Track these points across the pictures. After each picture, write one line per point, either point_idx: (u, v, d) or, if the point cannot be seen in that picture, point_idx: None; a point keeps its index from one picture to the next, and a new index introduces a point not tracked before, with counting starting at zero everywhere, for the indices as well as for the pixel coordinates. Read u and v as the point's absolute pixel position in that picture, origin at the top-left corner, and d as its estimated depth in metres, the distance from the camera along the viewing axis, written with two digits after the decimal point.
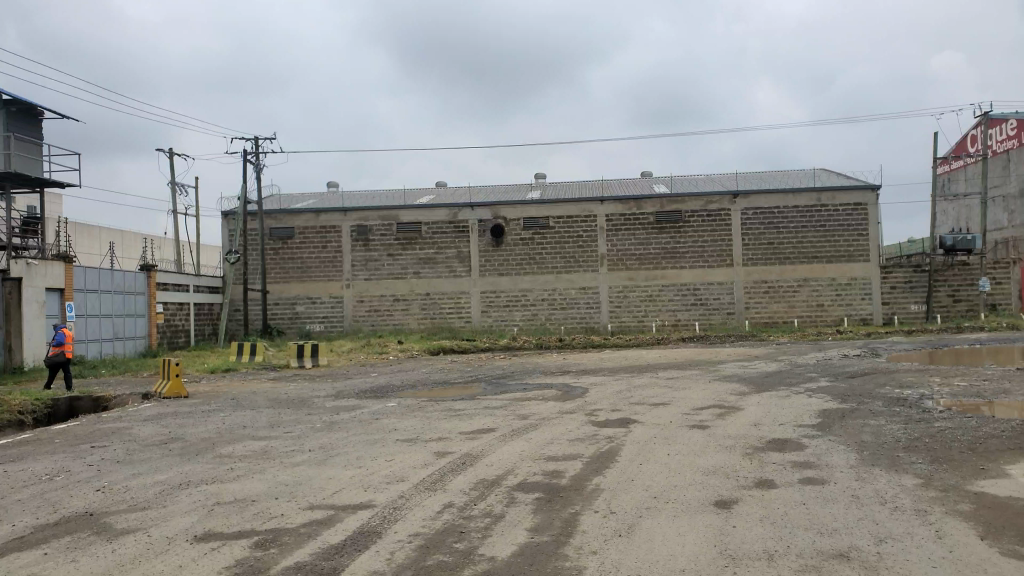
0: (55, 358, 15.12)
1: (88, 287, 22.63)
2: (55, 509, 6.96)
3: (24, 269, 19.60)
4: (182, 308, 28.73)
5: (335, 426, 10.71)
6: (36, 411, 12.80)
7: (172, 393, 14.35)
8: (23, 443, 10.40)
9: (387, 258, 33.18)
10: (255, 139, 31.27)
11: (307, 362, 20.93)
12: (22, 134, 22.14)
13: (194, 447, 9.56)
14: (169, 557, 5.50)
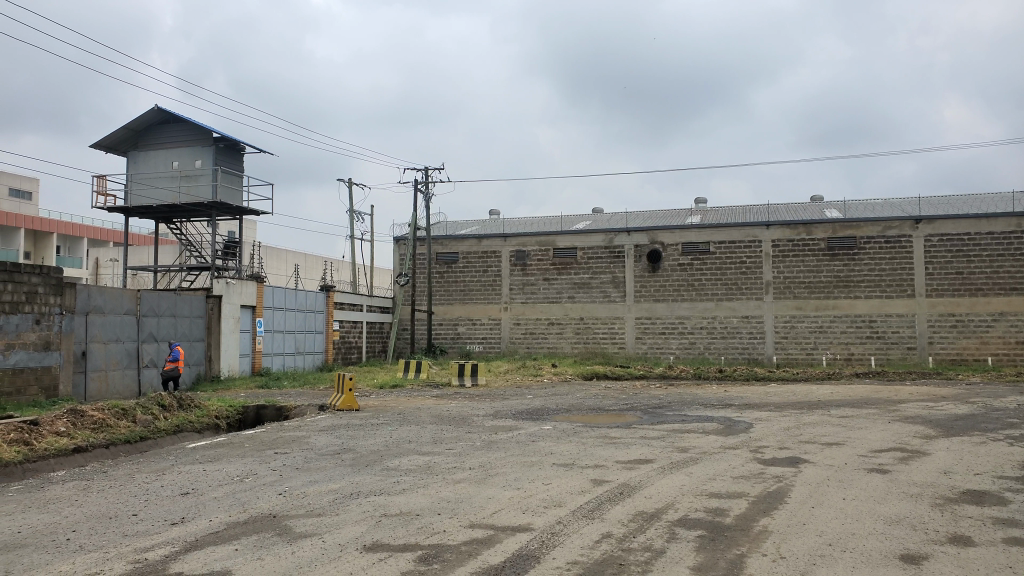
0: (170, 371, 16.09)
1: (276, 304, 24.57)
2: (245, 508, 7.57)
3: (224, 287, 21.73)
4: (356, 326, 30.52)
5: (494, 446, 10.90)
6: (230, 417, 14.09)
7: (345, 406, 15.23)
8: (220, 445, 11.46)
9: (543, 282, 33.59)
10: (424, 168, 32.78)
11: (467, 380, 21.54)
12: (228, 167, 24.56)
13: (364, 459, 10.09)
14: (341, 563, 5.80)
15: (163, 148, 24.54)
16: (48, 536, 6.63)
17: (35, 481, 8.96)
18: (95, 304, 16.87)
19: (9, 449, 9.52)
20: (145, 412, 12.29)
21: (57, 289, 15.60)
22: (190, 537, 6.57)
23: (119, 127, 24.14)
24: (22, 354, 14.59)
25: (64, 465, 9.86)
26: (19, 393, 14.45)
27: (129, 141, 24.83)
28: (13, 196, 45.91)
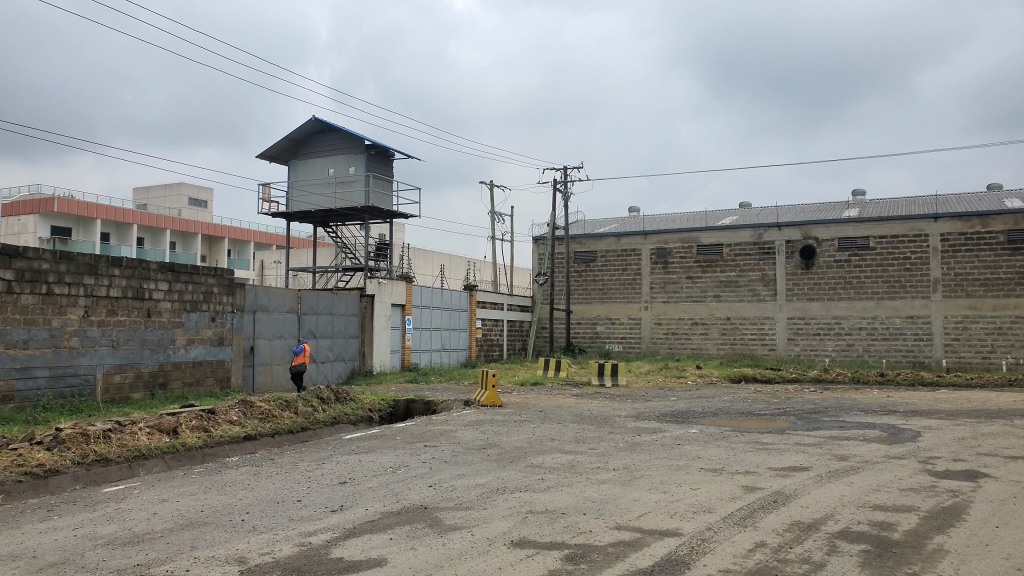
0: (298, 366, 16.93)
1: (423, 303, 25.45)
2: (397, 498, 7.89)
3: (376, 287, 22.75)
4: (497, 324, 31.08)
5: (638, 447, 10.73)
6: (382, 410, 14.73)
7: (489, 402, 15.53)
8: (373, 436, 12.01)
9: (685, 281, 32.77)
10: (565, 168, 32.85)
11: (608, 380, 21.37)
12: (379, 172, 25.69)
13: (509, 455, 10.23)
14: (490, 558, 5.89)
15: (320, 157, 26.06)
16: (226, 516, 7.19)
17: (214, 464, 9.78)
18: (261, 303, 18.11)
19: (192, 434, 10.43)
20: (306, 404, 13.11)
21: (229, 289, 16.91)
22: (348, 525, 6.92)
23: (282, 138, 25.89)
24: (200, 348, 15.99)
25: (237, 451, 10.69)
26: (198, 383, 15.94)
27: (290, 151, 26.58)
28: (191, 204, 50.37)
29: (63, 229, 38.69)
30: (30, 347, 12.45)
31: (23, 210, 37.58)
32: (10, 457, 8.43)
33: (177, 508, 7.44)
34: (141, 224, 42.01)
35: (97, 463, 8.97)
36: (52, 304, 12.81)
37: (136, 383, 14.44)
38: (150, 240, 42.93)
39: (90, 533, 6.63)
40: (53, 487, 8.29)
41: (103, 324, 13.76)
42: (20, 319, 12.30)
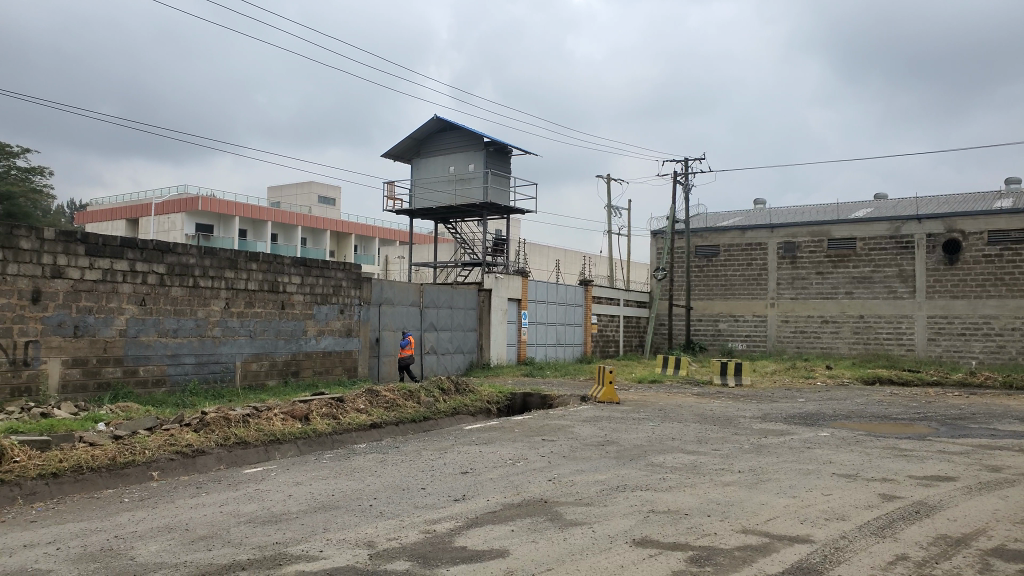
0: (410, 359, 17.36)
1: (539, 298, 25.57)
2: (517, 491, 7.95)
3: (494, 282, 23.04)
4: (614, 320, 30.82)
5: (764, 450, 10.33)
6: (500, 402, 14.90)
7: (607, 399, 15.40)
8: (492, 428, 12.17)
9: (815, 277, 31.32)
10: (686, 160, 32.10)
11: (730, 380, 20.73)
12: (498, 169, 25.99)
13: (629, 452, 10.11)
14: (611, 555, 5.84)
15: (441, 155, 26.68)
16: (355, 501, 7.49)
17: (342, 450, 10.22)
18: (386, 296, 18.72)
19: (322, 421, 10.93)
20: (428, 394, 13.45)
21: (356, 283, 17.58)
22: (470, 514, 7.04)
23: (405, 138, 26.71)
24: (329, 339, 16.74)
25: (363, 438, 11.11)
26: (327, 372, 16.70)
27: (413, 150, 27.39)
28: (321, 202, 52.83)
29: (207, 226, 41.53)
30: (178, 336, 13.42)
31: (172, 209, 40.63)
32: (162, 437, 9.11)
33: (310, 491, 7.81)
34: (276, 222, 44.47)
35: (237, 445, 9.55)
36: (198, 296, 13.74)
37: (271, 370, 15.31)
38: (283, 237, 45.50)
39: (233, 510, 7.08)
40: (199, 466, 8.90)
41: (242, 315, 14.65)
42: (170, 310, 13.27)
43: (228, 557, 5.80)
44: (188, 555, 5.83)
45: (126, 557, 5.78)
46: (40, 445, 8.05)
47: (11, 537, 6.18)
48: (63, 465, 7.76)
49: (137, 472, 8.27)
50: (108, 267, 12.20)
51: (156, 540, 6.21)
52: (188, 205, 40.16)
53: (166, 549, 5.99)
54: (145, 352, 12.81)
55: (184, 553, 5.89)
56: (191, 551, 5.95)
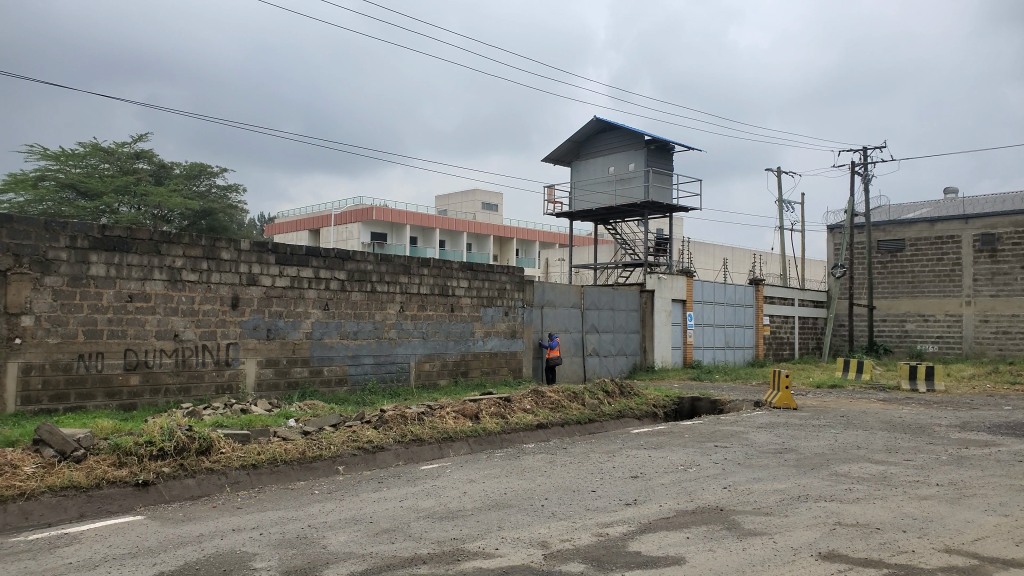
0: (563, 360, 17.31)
1: (705, 299, 24.81)
2: (691, 497, 7.71)
3: (656, 283, 22.64)
4: (787, 321, 29.31)
5: (966, 463, 9.38)
6: (667, 406, 14.58)
7: (782, 404, 14.65)
8: (662, 433, 11.92)
9: (1020, 272, 28.20)
10: (864, 149, 29.99)
11: (921, 385, 19.09)
12: (659, 167, 25.49)
13: (810, 461, 9.53)
14: (796, 569, 5.50)
15: (601, 156, 26.61)
16: (527, 500, 7.58)
17: (512, 450, 10.38)
18: (549, 298, 18.84)
19: (491, 420, 11.17)
20: (593, 396, 13.41)
21: (519, 285, 17.85)
22: (643, 520, 6.91)
23: (565, 141, 26.94)
24: (495, 340, 17.13)
25: (531, 438, 11.24)
26: (494, 372, 17.09)
27: (572, 152, 27.59)
28: (484, 208, 54.31)
29: (380, 234, 43.97)
30: (358, 337, 14.23)
31: (349, 219, 43.37)
32: (346, 433, 9.67)
33: (484, 489, 7.99)
34: (443, 229, 46.25)
35: (414, 442, 9.96)
36: (375, 300, 14.51)
37: (443, 370, 15.90)
38: (449, 243, 47.21)
39: (413, 505, 7.38)
40: (379, 462, 9.36)
41: (415, 318, 15.31)
42: (350, 313, 14.11)
43: (410, 551, 6.05)
44: (373, 547, 6.14)
45: (318, 546, 6.18)
46: (241, 438, 8.79)
47: (220, 521, 6.79)
48: (260, 458, 8.43)
49: (325, 466, 8.83)
50: (295, 274, 13.16)
51: (345, 531, 6.59)
52: (363, 215, 42.72)
53: (353, 540, 6.34)
54: (329, 353, 13.70)
55: (370, 545, 6.21)
56: (375, 543, 6.26)
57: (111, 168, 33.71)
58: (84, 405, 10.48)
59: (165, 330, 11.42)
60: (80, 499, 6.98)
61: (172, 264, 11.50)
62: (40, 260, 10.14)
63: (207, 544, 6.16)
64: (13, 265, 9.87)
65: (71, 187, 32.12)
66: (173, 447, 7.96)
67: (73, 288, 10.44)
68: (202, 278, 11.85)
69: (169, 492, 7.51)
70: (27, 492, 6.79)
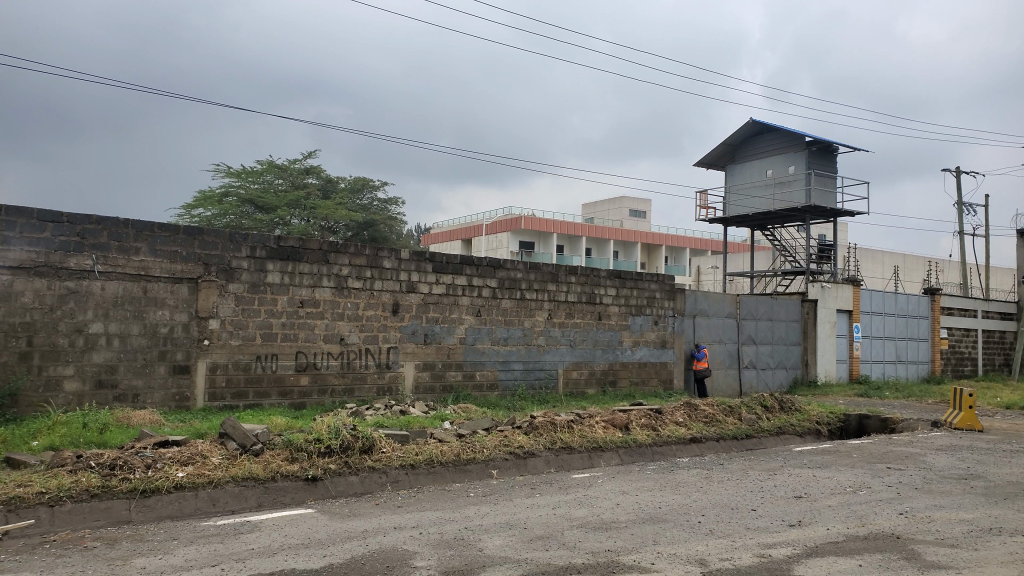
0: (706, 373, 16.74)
1: (873, 309, 23.19)
2: (863, 522, 7.18)
3: (819, 292, 21.44)
4: (969, 334, 26.81)
5: None
6: (831, 424, 13.71)
7: (965, 425, 13.39)
8: (827, 452, 11.23)
9: None
10: None
11: None
12: (822, 169, 24.14)
13: (1002, 490, 8.61)
14: None
15: (758, 159, 25.63)
16: (684, 516, 7.36)
17: (665, 463, 10.13)
18: (701, 307, 18.27)
19: (642, 431, 10.97)
20: (750, 410, 12.87)
21: (671, 294, 17.46)
22: (809, 543, 6.51)
23: (719, 144, 26.22)
24: (645, 350, 16.87)
25: (684, 452, 10.92)
26: (644, 383, 16.83)
27: (727, 156, 26.80)
28: (633, 215, 53.67)
29: (530, 243, 44.61)
30: (508, 344, 14.46)
31: (500, 228, 44.36)
32: (498, 437, 9.83)
33: (637, 501, 7.85)
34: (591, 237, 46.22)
35: (564, 449, 9.95)
36: (525, 307, 14.69)
37: (591, 379, 15.84)
38: (597, 250, 47.09)
39: (566, 513, 7.37)
40: (530, 467, 9.42)
41: (563, 325, 15.35)
42: (501, 320, 14.36)
43: (564, 559, 6.04)
44: (529, 553, 6.18)
45: (475, 548, 6.30)
46: (400, 438, 9.14)
47: (382, 518, 7.07)
48: (418, 458, 8.73)
49: (478, 469, 9.00)
50: (450, 281, 13.57)
51: (500, 535, 6.68)
52: (513, 225, 43.55)
53: (509, 545, 6.41)
54: (481, 358, 14.01)
55: (525, 551, 6.25)
56: (531, 549, 6.29)
57: (284, 183, 36.38)
58: (261, 403, 11.32)
59: (332, 334, 12.12)
60: (259, 490, 7.52)
61: (339, 272, 12.18)
62: (226, 268, 11.03)
63: (372, 539, 6.45)
64: (203, 273, 10.81)
65: (251, 202, 35.04)
66: (339, 445, 8.40)
67: (253, 294, 11.29)
68: (365, 285, 12.48)
69: (336, 488, 7.93)
70: (214, 480, 7.39)
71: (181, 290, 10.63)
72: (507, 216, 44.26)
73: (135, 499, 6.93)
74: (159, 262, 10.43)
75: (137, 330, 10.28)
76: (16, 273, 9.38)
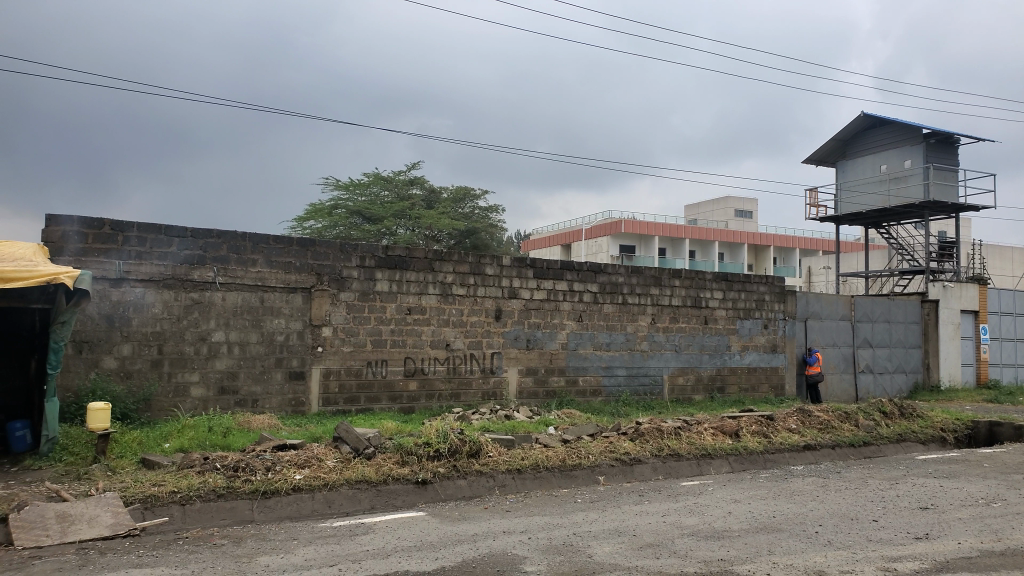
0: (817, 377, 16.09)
1: (1002, 309, 21.69)
2: (998, 537, 6.69)
3: (942, 291, 20.24)
4: None
5: None
6: (958, 431, 12.87)
7: None
8: (956, 461, 10.55)
9: None
10: None
11: None
12: (942, 161, 22.79)
13: None
14: None
15: (871, 154, 24.48)
16: (800, 525, 7.07)
17: (778, 471, 9.77)
18: (813, 310, 17.56)
19: (753, 439, 10.63)
20: (868, 417, 12.26)
21: (780, 296, 16.87)
22: (939, 557, 6.12)
23: (828, 139, 25.22)
24: (754, 354, 16.37)
25: (798, 460, 10.50)
26: (753, 389, 16.34)
27: (838, 151, 25.73)
28: (739, 216, 52.18)
29: (631, 246, 44.18)
30: (611, 349, 14.34)
31: (599, 233, 44.18)
32: (604, 443, 9.75)
33: (750, 510, 7.60)
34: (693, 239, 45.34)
35: (671, 457, 9.75)
36: (627, 312, 14.54)
37: (697, 385, 15.50)
38: (700, 253, 46.14)
39: (676, 521, 7.21)
40: (638, 474, 9.27)
41: (667, 330, 15.09)
42: (604, 325, 14.25)
43: (675, 568, 5.91)
44: (639, 560, 6.08)
45: (584, 554, 6.26)
46: (507, 443, 9.21)
47: (492, 522, 7.13)
48: (524, 463, 8.76)
49: (585, 475, 8.93)
50: (552, 287, 13.59)
51: (609, 542, 6.61)
52: (612, 229, 43.24)
53: (618, 552, 6.33)
54: (583, 364, 13.96)
55: (635, 558, 6.16)
56: (641, 557, 6.19)
57: (389, 195, 37.43)
58: (372, 407, 11.66)
59: (438, 340, 12.35)
60: (372, 492, 7.73)
61: (444, 279, 12.41)
62: (337, 278, 11.43)
63: (482, 543, 6.51)
64: (316, 282, 11.24)
65: (359, 213, 36.35)
66: (447, 449, 8.53)
67: (362, 302, 11.65)
68: (469, 292, 12.66)
69: (445, 491, 8.05)
70: (330, 483, 7.65)
71: (295, 299, 11.08)
72: (607, 220, 44.00)
73: (258, 500, 7.25)
74: (275, 272, 10.92)
75: (255, 339, 10.78)
76: (148, 285, 10.00)
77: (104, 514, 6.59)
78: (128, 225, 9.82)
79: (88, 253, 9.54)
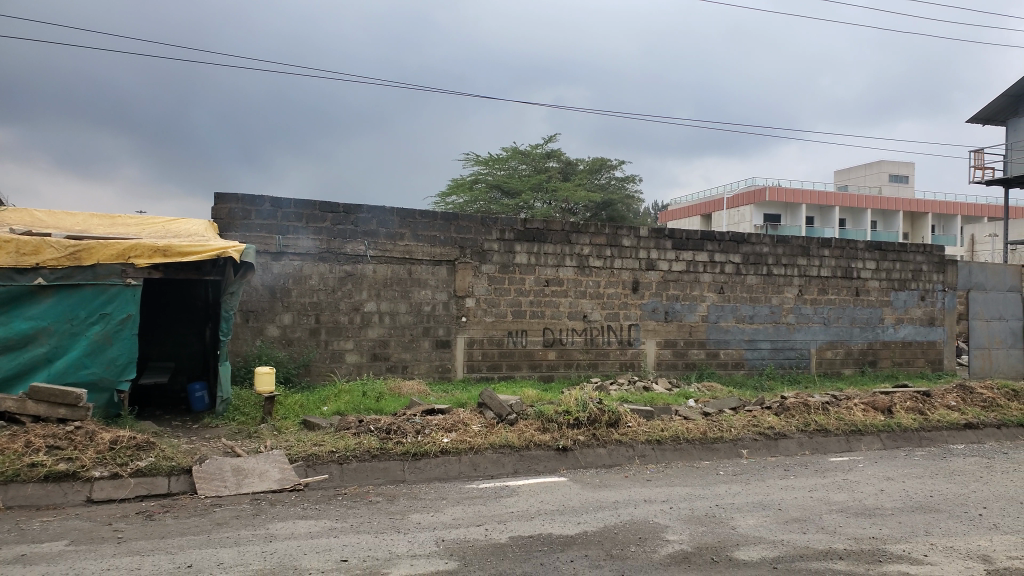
0: None
1: None
2: None
3: None
4: None
5: None
6: None
7: None
8: None
9: None
10: None
11: None
12: None
13: None
14: None
15: None
16: (961, 506, 6.70)
17: (938, 450, 9.23)
18: (977, 281, 16.30)
19: (907, 415, 10.09)
20: None
21: (939, 267, 15.79)
22: None
23: (997, 95, 23.21)
24: (909, 328, 15.53)
25: (959, 438, 9.87)
26: (908, 364, 15.56)
27: (1009, 108, 23.62)
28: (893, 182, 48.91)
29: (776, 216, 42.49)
30: (754, 322, 13.97)
31: (742, 202, 42.78)
32: (746, 417, 9.56)
33: (905, 489, 7.25)
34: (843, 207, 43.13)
35: (818, 432, 9.44)
36: (772, 283, 14.08)
37: (847, 359, 14.91)
38: (851, 222, 43.88)
39: (824, 497, 7.00)
40: (783, 449, 9.03)
41: (815, 302, 14.51)
42: (747, 298, 13.89)
43: (824, 544, 5.75)
44: (785, 534, 5.98)
45: (727, 526, 6.21)
46: (646, 414, 9.25)
47: (632, 490, 7.20)
48: (664, 434, 8.75)
49: (727, 448, 8.81)
50: (691, 258, 13.36)
51: (754, 515, 6.52)
52: (756, 198, 41.80)
53: (764, 525, 6.25)
54: (725, 336, 13.70)
55: (781, 532, 6.05)
56: (787, 531, 6.08)
57: (527, 168, 37.69)
58: (514, 375, 12.00)
59: (576, 312, 12.47)
60: (514, 456, 8.00)
61: (581, 251, 12.47)
62: (479, 250, 11.75)
63: (623, 511, 6.59)
64: (459, 255, 11.61)
65: (498, 187, 37.07)
66: (586, 418, 8.65)
67: (503, 274, 11.93)
68: (606, 264, 12.67)
69: (586, 459, 8.18)
70: (475, 447, 7.97)
71: (441, 271, 11.50)
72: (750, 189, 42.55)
73: (408, 461, 7.66)
74: (422, 246, 11.37)
75: (404, 309, 11.30)
76: (305, 258, 10.68)
77: (272, 469, 7.19)
78: (287, 202, 10.48)
79: (252, 229, 10.30)
